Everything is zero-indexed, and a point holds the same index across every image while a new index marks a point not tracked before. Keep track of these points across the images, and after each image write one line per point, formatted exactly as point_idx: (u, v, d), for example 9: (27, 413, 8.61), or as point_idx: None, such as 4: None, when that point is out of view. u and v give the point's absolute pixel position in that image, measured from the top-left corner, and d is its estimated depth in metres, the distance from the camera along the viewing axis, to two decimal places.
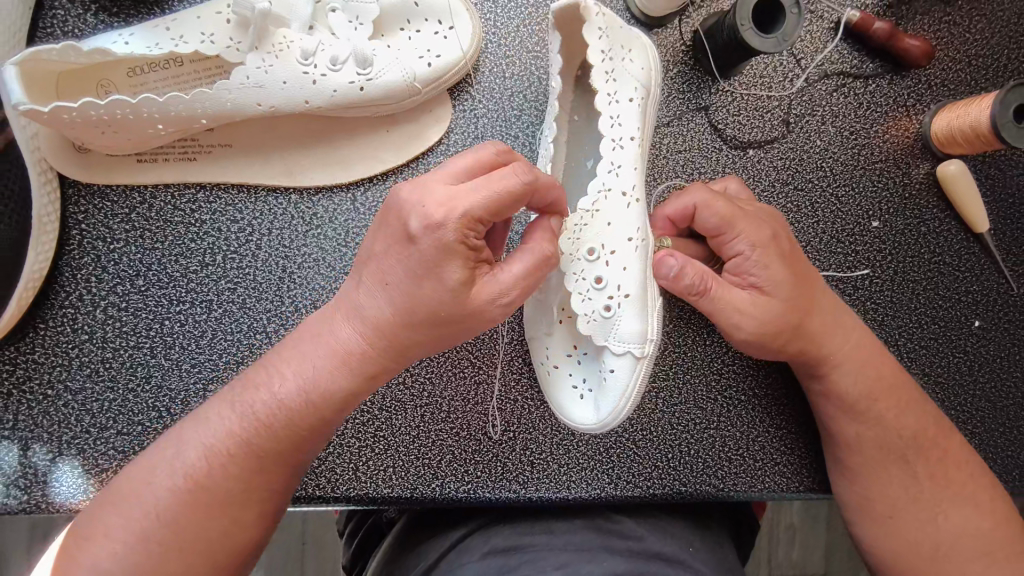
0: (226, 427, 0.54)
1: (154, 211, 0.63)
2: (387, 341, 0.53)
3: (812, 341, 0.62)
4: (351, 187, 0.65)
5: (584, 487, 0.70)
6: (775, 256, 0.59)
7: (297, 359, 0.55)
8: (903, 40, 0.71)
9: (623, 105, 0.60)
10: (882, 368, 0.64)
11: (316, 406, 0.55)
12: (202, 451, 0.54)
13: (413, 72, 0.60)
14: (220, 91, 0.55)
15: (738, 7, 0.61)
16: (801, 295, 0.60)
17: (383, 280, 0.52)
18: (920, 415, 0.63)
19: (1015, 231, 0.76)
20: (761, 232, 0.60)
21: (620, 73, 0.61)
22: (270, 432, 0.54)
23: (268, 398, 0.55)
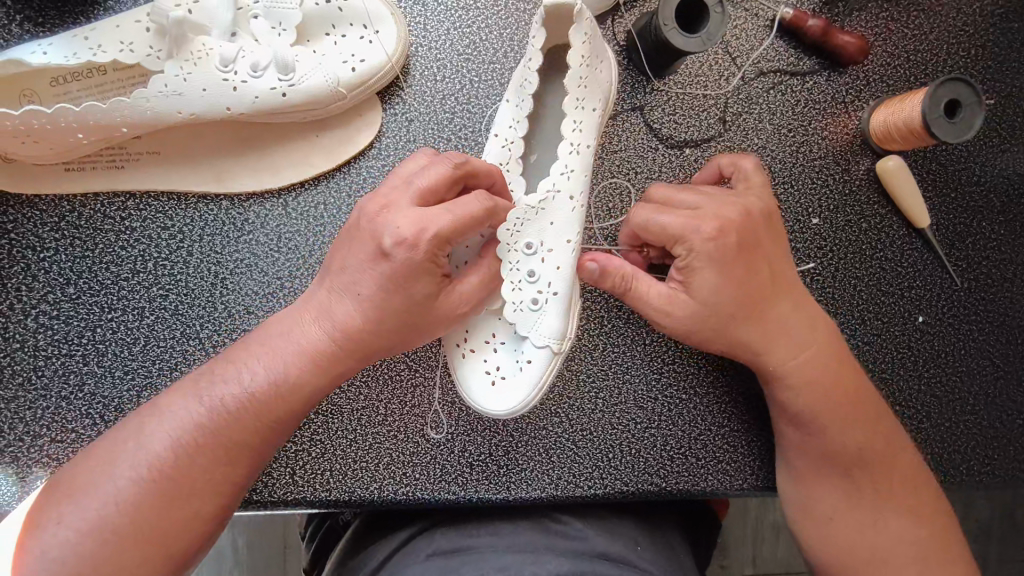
0: (194, 418, 0.55)
1: (84, 219, 0.63)
2: (353, 341, 0.55)
3: (754, 346, 0.60)
4: (282, 193, 0.65)
5: (524, 488, 0.70)
6: (710, 258, 0.56)
7: (266, 353, 0.56)
8: (836, 37, 0.71)
9: (588, 113, 0.60)
10: (841, 381, 0.61)
11: (284, 400, 0.55)
12: (167, 442, 0.54)
13: (337, 77, 0.61)
14: (137, 99, 0.56)
15: (660, 7, 0.61)
16: (740, 298, 0.58)
17: (355, 291, 0.54)
18: (867, 428, 0.61)
19: (957, 226, 0.76)
20: (701, 232, 0.56)
21: (594, 82, 0.60)
22: (237, 425, 0.54)
23: (236, 391, 0.55)
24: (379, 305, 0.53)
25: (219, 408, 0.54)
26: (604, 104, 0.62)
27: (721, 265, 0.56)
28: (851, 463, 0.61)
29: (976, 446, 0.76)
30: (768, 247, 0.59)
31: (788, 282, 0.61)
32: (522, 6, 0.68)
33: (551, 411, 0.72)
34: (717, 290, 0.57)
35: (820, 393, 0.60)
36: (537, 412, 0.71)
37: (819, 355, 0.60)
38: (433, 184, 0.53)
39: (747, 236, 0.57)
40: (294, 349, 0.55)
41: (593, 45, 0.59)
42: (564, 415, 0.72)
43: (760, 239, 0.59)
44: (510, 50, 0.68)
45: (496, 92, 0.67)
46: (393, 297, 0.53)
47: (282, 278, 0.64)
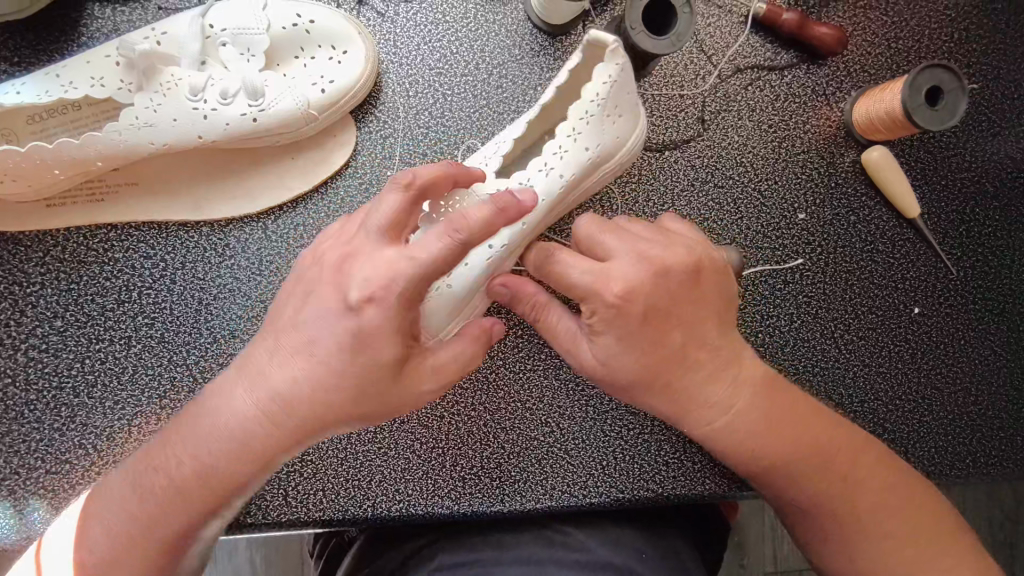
0: (120, 509, 0.51)
1: (68, 253, 0.64)
2: (288, 420, 0.49)
3: (674, 412, 0.57)
4: (261, 217, 0.65)
5: (519, 499, 0.70)
6: (608, 322, 0.52)
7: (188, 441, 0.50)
8: (812, 29, 0.70)
9: (577, 149, 0.59)
10: (777, 443, 0.56)
11: (210, 489, 0.50)
12: (98, 532, 0.51)
13: (307, 99, 0.61)
14: (109, 133, 0.57)
15: (627, 10, 0.61)
16: (643, 366, 0.54)
17: (307, 352, 0.48)
18: (820, 479, 0.56)
19: (951, 214, 0.75)
20: (604, 293, 0.52)
21: (596, 131, 0.59)
22: (162, 514, 0.50)
23: (157, 478, 0.51)
24: (320, 371, 0.47)
25: (143, 495, 0.51)
26: (600, 155, 0.60)
27: (622, 332, 0.53)
28: (812, 511, 0.57)
29: (981, 437, 0.74)
30: (685, 309, 0.54)
31: (708, 346, 0.56)
32: (489, 17, 0.68)
33: (542, 420, 0.71)
34: (614, 355, 0.54)
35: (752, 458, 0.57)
36: (528, 423, 0.71)
37: (752, 415, 0.56)
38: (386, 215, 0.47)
39: (655, 301, 0.52)
40: (219, 433, 0.49)
41: (616, 91, 0.58)
42: (555, 424, 0.71)
43: (675, 298, 0.53)
44: (481, 62, 0.68)
45: (469, 105, 0.67)
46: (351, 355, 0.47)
47: (265, 300, 0.65)
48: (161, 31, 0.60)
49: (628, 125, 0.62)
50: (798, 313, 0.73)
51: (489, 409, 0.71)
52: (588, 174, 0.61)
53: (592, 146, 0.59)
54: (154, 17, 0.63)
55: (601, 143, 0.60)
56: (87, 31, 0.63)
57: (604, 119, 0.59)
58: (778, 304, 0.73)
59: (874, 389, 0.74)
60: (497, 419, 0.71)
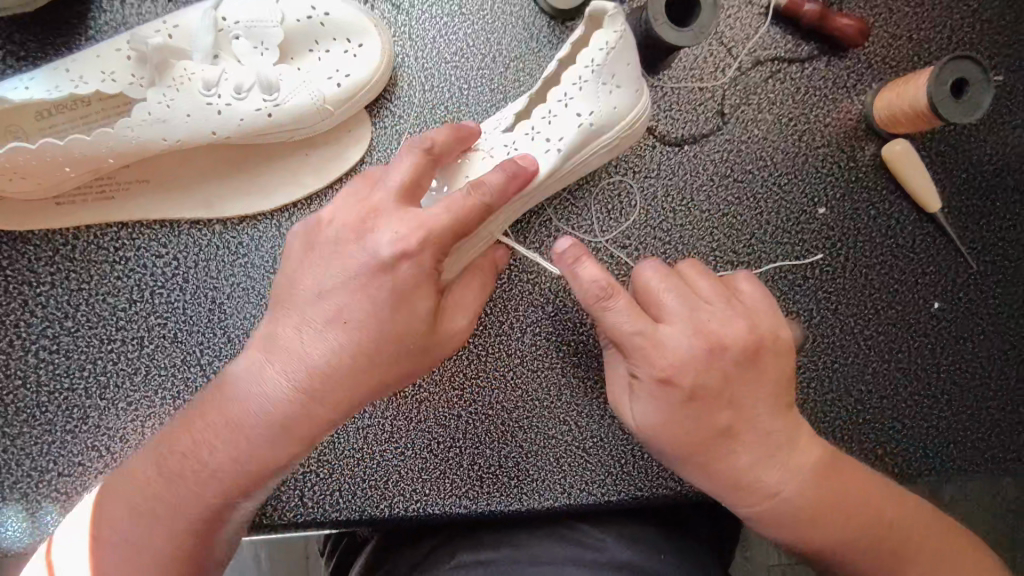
0: (152, 487, 0.51)
1: (78, 252, 0.63)
2: (313, 391, 0.51)
3: (722, 493, 0.55)
4: (275, 214, 0.64)
5: (536, 498, 0.69)
6: (653, 391, 0.54)
7: (223, 423, 0.51)
8: (834, 21, 0.69)
9: (568, 115, 0.59)
10: (825, 521, 0.53)
11: (237, 468, 0.51)
12: (128, 512, 0.51)
13: (322, 93, 0.60)
14: (121, 130, 0.55)
15: (650, 0, 0.60)
16: (688, 443, 0.54)
17: (343, 320, 0.50)
18: (881, 552, 0.53)
19: (971, 208, 0.74)
20: (653, 368, 0.53)
21: (593, 99, 0.59)
22: (191, 494, 0.51)
23: (187, 458, 0.51)
24: (354, 335, 0.50)
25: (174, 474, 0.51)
26: (598, 131, 0.60)
27: (668, 403, 0.54)
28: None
29: (1000, 432, 0.74)
30: (738, 386, 0.54)
31: (753, 421, 0.54)
32: (507, 8, 0.67)
33: (560, 419, 0.70)
34: (654, 424, 0.55)
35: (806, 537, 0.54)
36: (546, 422, 0.70)
37: (807, 492, 0.53)
38: (405, 175, 0.52)
39: (706, 380, 0.53)
40: (254, 412, 0.51)
41: (614, 58, 0.57)
42: (573, 422, 0.70)
43: (732, 376, 0.54)
44: (498, 55, 0.67)
45: (486, 99, 0.66)
46: (388, 322, 0.50)
47: None
48: (173, 24, 0.58)
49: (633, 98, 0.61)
50: (817, 309, 0.72)
51: (507, 408, 0.70)
52: (593, 147, 0.61)
53: (593, 115, 0.59)
54: (164, 9, 0.62)
55: (598, 117, 0.59)
56: (95, 24, 0.61)
57: (600, 91, 0.59)
58: (798, 300, 0.72)
59: (893, 385, 0.73)
60: (515, 418, 0.70)
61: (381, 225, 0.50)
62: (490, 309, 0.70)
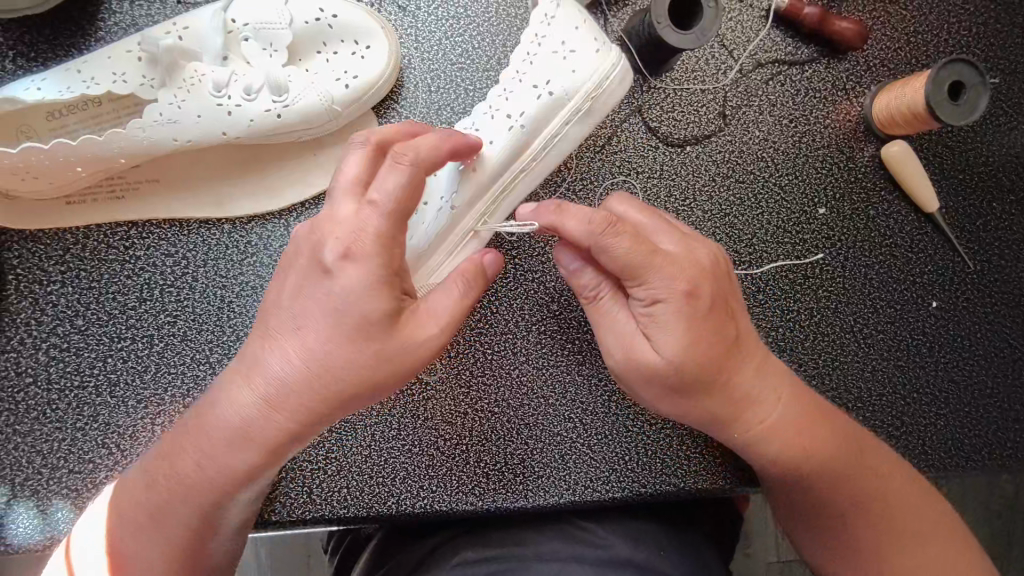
0: (143, 502, 0.55)
1: (88, 251, 0.63)
2: (287, 411, 0.51)
3: (721, 411, 0.57)
4: (284, 214, 0.65)
5: (541, 495, 0.70)
6: (678, 315, 0.52)
7: (203, 440, 0.53)
8: (833, 24, 0.70)
9: (524, 91, 0.60)
10: (815, 437, 0.58)
11: (218, 482, 0.53)
12: (132, 516, 0.55)
13: (331, 94, 0.60)
14: (133, 130, 0.56)
15: (653, 4, 0.61)
16: (702, 359, 0.53)
17: (308, 334, 0.50)
18: (866, 482, 0.58)
19: (968, 208, 0.75)
20: (677, 282, 0.52)
21: (550, 68, 0.59)
22: (178, 507, 0.54)
23: (173, 475, 0.54)
24: (322, 359, 0.50)
25: (162, 489, 0.54)
26: (553, 99, 0.59)
27: (689, 323, 0.52)
28: (852, 515, 0.58)
29: (996, 429, 0.75)
30: (734, 301, 0.56)
31: (754, 340, 0.58)
32: (512, 11, 0.68)
33: (564, 416, 0.71)
34: (683, 348, 0.52)
35: (800, 459, 0.58)
36: (551, 419, 0.71)
37: (792, 410, 0.58)
38: (393, 193, 0.49)
39: (718, 292, 0.54)
40: (230, 432, 0.52)
41: (561, 26, 0.60)
42: (577, 419, 0.71)
43: (727, 291, 0.56)
44: (502, 57, 0.67)
45: None
46: (354, 343, 0.49)
47: None
48: (183, 26, 0.59)
49: (591, 60, 0.59)
50: (818, 308, 0.73)
51: (512, 405, 0.71)
52: (559, 117, 0.60)
53: (553, 84, 0.59)
54: (173, 11, 0.63)
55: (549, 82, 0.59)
56: (105, 25, 0.62)
57: (553, 57, 0.60)
58: (798, 298, 0.73)
59: (891, 383, 0.74)
60: (520, 416, 0.71)
61: (361, 249, 0.49)
62: (496, 307, 0.71)
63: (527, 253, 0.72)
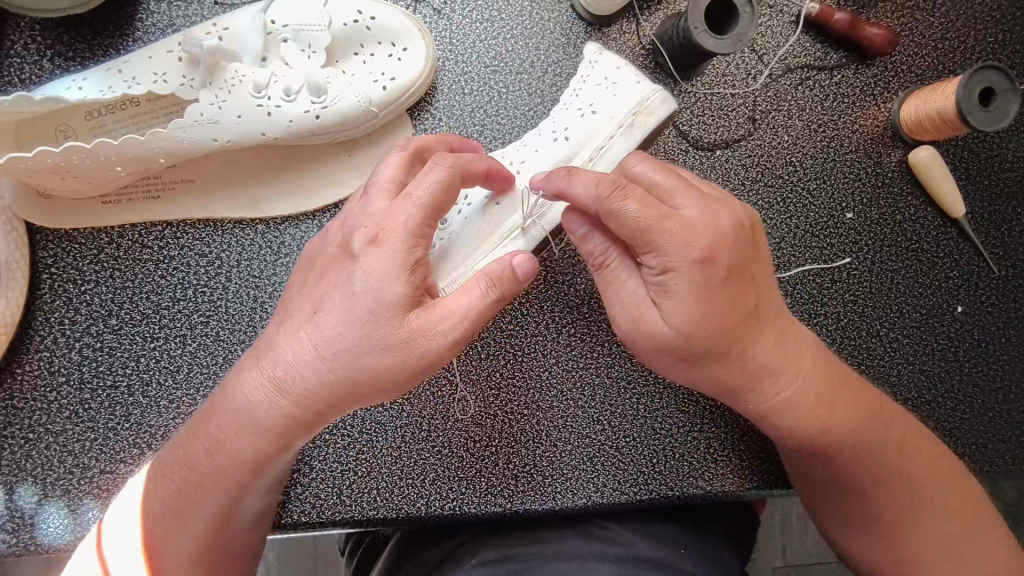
0: (165, 494, 0.55)
1: (123, 250, 0.63)
2: (305, 405, 0.50)
3: (738, 382, 0.56)
4: (317, 215, 0.65)
5: (570, 497, 0.70)
6: (689, 282, 0.50)
7: (221, 434, 0.53)
8: (863, 30, 0.71)
9: (581, 124, 0.60)
10: (838, 411, 0.57)
11: (234, 473, 0.53)
12: (160, 499, 0.55)
13: (368, 96, 0.61)
14: (174, 130, 0.56)
15: (689, 9, 0.61)
16: (717, 330, 0.52)
17: (327, 320, 0.49)
18: (884, 454, 0.58)
19: (992, 213, 0.75)
20: (689, 249, 0.50)
21: (594, 94, 0.61)
22: (199, 500, 0.54)
23: (193, 464, 0.54)
24: (335, 352, 0.49)
25: (182, 483, 0.55)
26: (612, 127, 0.59)
27: (700, 291, 0.50)
28: (870, 490, 0.58)
29: (1019, 434, 0.75)
30: (757, 267, 0.54)
31: (776, 306, 0.56)
32: (545, 15, 0.68)
33: (593, 418, 0.71)
34: (693, 318, 0.51)
35: (817, 432, 0.57)
36: (580, 421, 0.71)
37: (812, 383, 0.56)
38: (432, 189, 0.49)
39: (736, 257, 0.52)
40: (248, 426, 0.52)
41: (604, 67, 0.63)
42: (606, 422, 0.71)
43: (750, 256, 0.53)
44: (536, 60, 0.68)
45: (524, 103, 0.67)
46: (366, 333, 0.48)
47: None
48: (223, 27, 0.59)
49: (639, 92, 0.60)
50: (844, 311, 0.74)
51: (541, 407, 0.71)
52: (605, 131, 0.60)
53: (597, 105, 0.61)
54: (211, 12, 0.63)
55: (609, 114, 0.60)
56: (143, 25, 0.62)
57: (604, 93, 0.61)
58: (826, 302, 0.73)
59: (917, 387, 0.75)
60: (549, 418, 0.71)
61: (389, 234, 0.49)
62: (527, 309, 0.72)
63: (557, 256, 0.72)
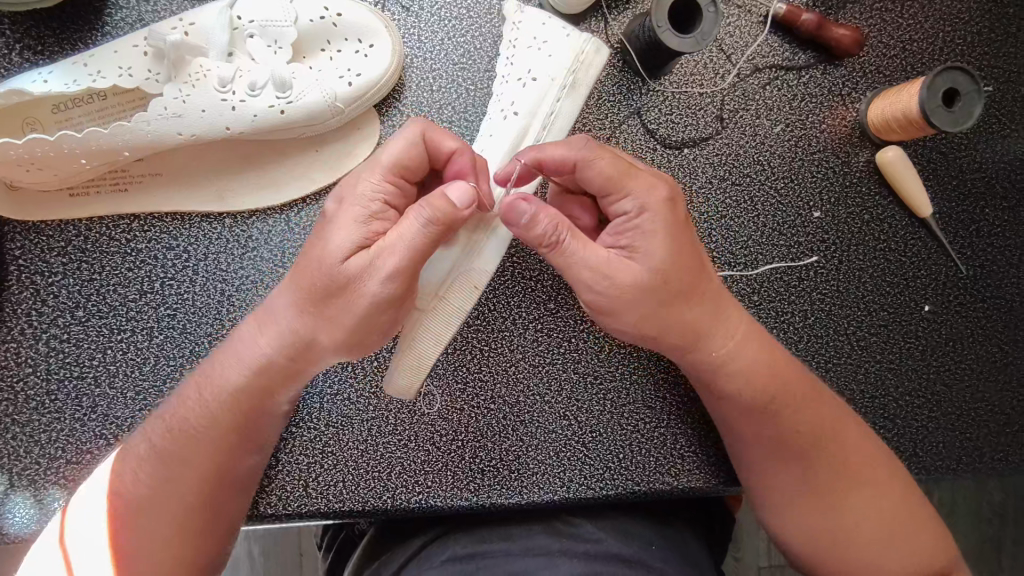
0: (153, 446, 0.57)
1: (90, 243, 0.64)
2: (290, 356, 0.55)
3: (692, 334, 0.58)
4: (284, 208, 0.65)
5: (536, 492, 0.70)
6: (662, 221, 0.54)
7: (216, 378, 0.57)
8: (830, 30, 0.71)
9: (525, 92, 0.61)
10: (777, 382, 0.60)
11: (230, 416, 0.57)
12: (149, 454, 0.57)
13: (334, 92, 0.61)
14: (138, 123, 0.56)
15: (653, 8, 0.61)
16: (684, 271, 0.55)
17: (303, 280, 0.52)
18: (827, 418, 0.61)
19: (961, 213, 0.76)
20: (658, 192, 0.55)
21: (529, 58, 0.62)
22: (194, 451, 0.57)
23: (187, 416, 0.57)
24: (315, 310, 0.53)
25: (174, 432, 0.57)
26: (557, 90, 0.61)
27: (671, 231, 0.54)
28: (807, 463, 0.60)
29: (987, 433, 0.76)
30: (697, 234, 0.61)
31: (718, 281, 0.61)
32: None
33: (560, 413, 0.72)
34: (664, 255, 0.54)
35: (767, 382, 0.59)
36: (547, 416, 0.71)
37: (751, 357, 0.60)
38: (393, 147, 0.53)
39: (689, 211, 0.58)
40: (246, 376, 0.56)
41: (530, 25, 0.63)
42: (573, 417, 0.72)
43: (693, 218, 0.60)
44: None
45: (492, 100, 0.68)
46: (332, 289, 0.51)
47: None
48: (189, 22, 0.60)
49: (567, 47, 0.61)
50: (812, 310, 0.74)
51: (508, 402, 0.71)
52: (551, 96, 0.61)
53: (535, 71, 0.61)
54: (179, 7, 0.63)
55: (550, 77, 0.61)
56: (111, 20, 0.63)
57: (537, 54, 0.62)
58: (793, 300, 0.74)
59: (884, 385, 0.75)
60: (516, 412, 0.71)
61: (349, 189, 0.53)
62: (494, 305, 0.72)
63: (525, 252, 0.73)
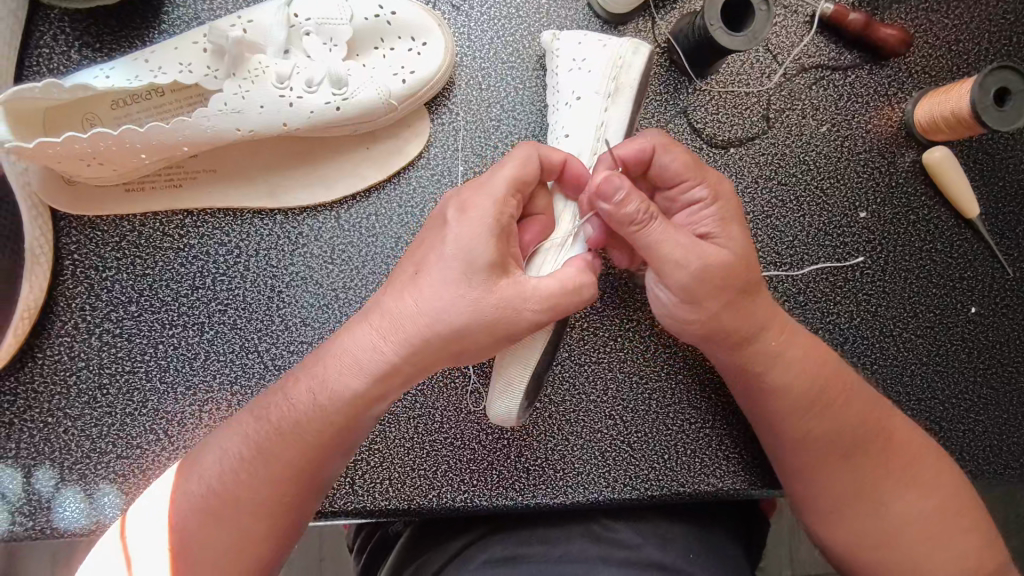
0: (244, 443, 0.54)
1: (143, 238, 0.65)
2: (405, 360, 0.52)
3: (766, 331, 0.58)
4: (335, 205, 0.66)
5: (581, 492, 0.70)
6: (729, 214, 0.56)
7: (321, 378, 0.54)
8: (878, 30, 0.71)
9: (572, 111, 0.62)
10: (826, 385, 0.59)
11: (333, 419, 0.53)
12: (240, 449, 0.54)
13: (389, 89, 0.62)
14: (198, 118, 0.57)
15: (706, 8, 0.62)
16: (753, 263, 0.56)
17: (426, 280, 0.50)
18: (869, 421, 0.60)
19: (1007, 215, 0.75)
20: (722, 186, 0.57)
21: (571, 78, 0.63)
22: (291, 450, 0.53)
23: (284, 415, 0.54)
24: (436, 315, 0.50)
25: (269, 431, 0.54)
26: (603, 101, 0.62)
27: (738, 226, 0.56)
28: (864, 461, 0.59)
29: None
30: None
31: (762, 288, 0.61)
32: (563, 12, 0.69)
33: (604, 413, 0.71)
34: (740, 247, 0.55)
35: (806, 387, 0.59)
36: (593, 415, 0.71)
37: (802, 365, 0.59)
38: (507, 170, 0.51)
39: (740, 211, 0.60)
40: (353, 378, 0.53)
41: (569, 47, 0.64)
42: (618, 416, 0.71)
43: None
44: None
45: (539, 98, 0.68)
46: (458, 296, 0.49)
47: (337, 289, 0.65)
48: (248, 19, 0.61)
49: (604, 61, 0.62)
50: (857, 311, 0.74)
51: (553, 401, 0.71)
52: (599, 108, 0.62)
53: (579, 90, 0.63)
54: (235, 5, 0.64)
55: (594, 91, 0.62)
56: (168, 18, 0.63)
57: (579, 74, 0.63)
58: (839, 301, 0.74)
59: (930, 387, 0.74)
60: (561, 411, 0.71)
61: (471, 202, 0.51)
62: None
63: None
